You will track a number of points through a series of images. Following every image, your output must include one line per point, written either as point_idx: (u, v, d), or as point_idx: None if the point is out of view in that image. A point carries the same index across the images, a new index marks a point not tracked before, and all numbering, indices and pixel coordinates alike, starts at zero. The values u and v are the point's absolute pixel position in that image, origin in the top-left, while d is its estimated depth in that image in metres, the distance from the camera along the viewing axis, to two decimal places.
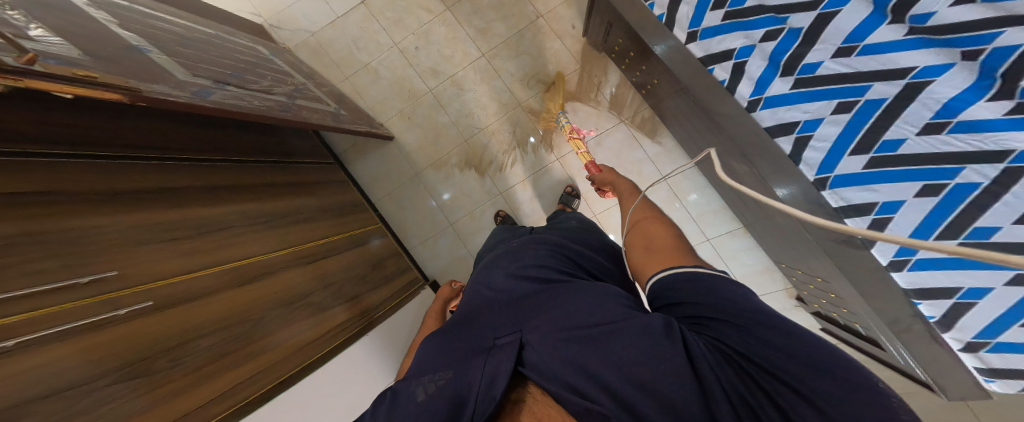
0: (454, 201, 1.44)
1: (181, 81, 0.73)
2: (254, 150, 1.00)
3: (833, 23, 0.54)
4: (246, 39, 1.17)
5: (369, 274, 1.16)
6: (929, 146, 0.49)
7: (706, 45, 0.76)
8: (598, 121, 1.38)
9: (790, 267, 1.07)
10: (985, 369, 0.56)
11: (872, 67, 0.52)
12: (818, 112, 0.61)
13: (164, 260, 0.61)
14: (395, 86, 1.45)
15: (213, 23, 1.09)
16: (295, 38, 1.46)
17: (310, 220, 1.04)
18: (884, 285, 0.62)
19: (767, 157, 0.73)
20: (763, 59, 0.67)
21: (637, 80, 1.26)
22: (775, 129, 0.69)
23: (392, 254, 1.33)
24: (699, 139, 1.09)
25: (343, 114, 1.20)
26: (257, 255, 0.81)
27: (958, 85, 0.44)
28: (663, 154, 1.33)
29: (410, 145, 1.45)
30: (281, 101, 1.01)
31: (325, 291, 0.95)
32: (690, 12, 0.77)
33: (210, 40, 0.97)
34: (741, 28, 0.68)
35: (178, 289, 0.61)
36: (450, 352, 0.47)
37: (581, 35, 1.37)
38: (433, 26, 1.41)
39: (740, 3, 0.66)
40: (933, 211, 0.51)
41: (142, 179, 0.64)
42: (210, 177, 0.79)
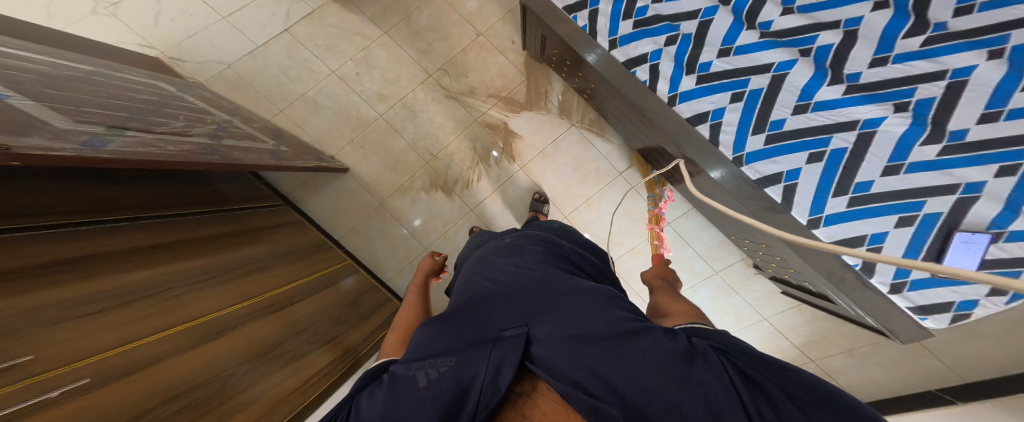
0: (426, 226, 1.35)
1: (64, 130, 0.57)
2: (185, 201, 0.82)
3: (711, 29, 0.74)
4: (142, 76, 0.98)
5: (345, 314, 1.00)
6: (805, 122, 0.68)
7: (625, 51, 0.91)
8: (552, 127, 1.45)
9: (738, 239, 1.19)
10: (914, 307, 0.72)
11: (744, 63, 0.72)
12: (720, 102, 0.78)
13: (104, 329, 0.46)
14: (340, 115, 1.34)
15: (87, 57, 0.89)
16: (205, 71, 1.28)
17: (272, 270, 0.88)
18: (818, 249, 0.78)
19: (694, 145, 0.88)
20: (671, 61, 0.83)
21: (577, 86, 1.35)
22: (693, 119, 0.84)
23: (368, 289, 1.18)
24: (640, 136, 1.20)
25: (285, 150, 1.06)
26: (214, 311, 0.65)
27: (805, 75, 0.66)
28: (614, 151, 1.44)
29: (365, 176, 1.34)
30: (205, 143, 0.85)
31: (298, 338, 0.79)
32: (607, 22, 0.91)
33: (91, 78, 0.78)
34: (648, 35, 0.85)
35: (129, 357, 0.47)
36: (453, 335, 0.41)
37: (521, 49, 1.44)
38: (371, 50, 1.36)
39: (643, 13, 0.84)
40: (822, 174, 0.69)
41: (62, 249, 0.49)
42: (136, 239, 0.62)
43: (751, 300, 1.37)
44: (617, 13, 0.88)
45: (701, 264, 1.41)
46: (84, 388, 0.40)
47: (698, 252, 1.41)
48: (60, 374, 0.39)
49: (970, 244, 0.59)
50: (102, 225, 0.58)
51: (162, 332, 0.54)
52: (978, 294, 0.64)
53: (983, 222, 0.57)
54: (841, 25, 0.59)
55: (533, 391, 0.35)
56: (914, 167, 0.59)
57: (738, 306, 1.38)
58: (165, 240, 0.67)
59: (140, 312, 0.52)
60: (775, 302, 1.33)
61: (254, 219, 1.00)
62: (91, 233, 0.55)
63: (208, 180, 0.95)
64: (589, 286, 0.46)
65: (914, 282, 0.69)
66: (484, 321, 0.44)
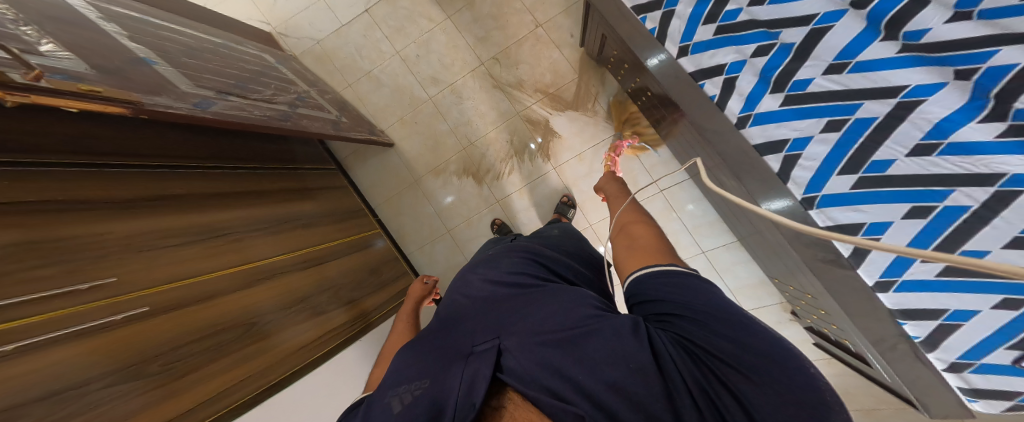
0: (455, 206, 1.46)
1: (185, 93, 0.76)
2: (261, 157, 1.02)
3: (826, 38, 0.57)
4: (254, 48, 1.20)
5: (366, 280, 1.16)
6: (919, 168, 0.51)
7: (697, 59, 0.78)
8: (595, 131, 1.40)
9: (783, 282, 1.07)
10: (967, 389, 0.58)
11: (863, 84, 0.54)
12: (808, 129, 0.63)
13: (170, 264, 0.63)
14: (397, 94, 1.47)
15: (221, 31, 1.12)
16: (301, 45, 1.49)
17: (313, 226, 1.06)
18: (873, 312, 0.64)
19: (755, 176, 0.73)
20: (754, 75, 0.69)
21: (631, 91, 1.27)
22: (764, 147, 0.70)
23: (389, 260, 1.35)
24: (692, 153, 1.09)
25: (344, 122, 1.22)
26: (259, 259, 0.82)
27: (949, 105, 0.46)
28: (659, 164, 1.35)
29: (410, 153, 1.47)
30: (283, 110, 1.03)
31: (323, 295, 0.97)
32: (681, 26, 0.79)
33: (217, 49, 0.99)
34: (732, 44, 0.71)
35: (182, 293, 0.63)
36: (427, 360, 0.46)
37: (578, 44, 1.38)
38: (434, 34, 1.43)
39: (733, 17, 0.69)
40: (919, 235, 0.54)
41: (161, 186, 0.68)
42: (216, 184, 0.81)
43: None
44: (698, 17, 0.75)
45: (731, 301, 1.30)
46: (143, 314, 0.56)
47: (729, 287, 1.29)
48: (123, 301, 0.54)
49: None
50: (196, 170, 0.78)
51: (214, 273, 0.70)
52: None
53: None
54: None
55: (510, 402, 0.37)
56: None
57: None
58: (237, 188, 0.86)
59: (201, 252, 0.69)
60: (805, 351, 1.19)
61: (311, 180, 1.20)
62: (182, 174, 0.74)
63: (283, 142, 1.16)
64: (563, 288, 0.48)
65: (983, 366, 0.55)
66: (460, 338, 0.48)
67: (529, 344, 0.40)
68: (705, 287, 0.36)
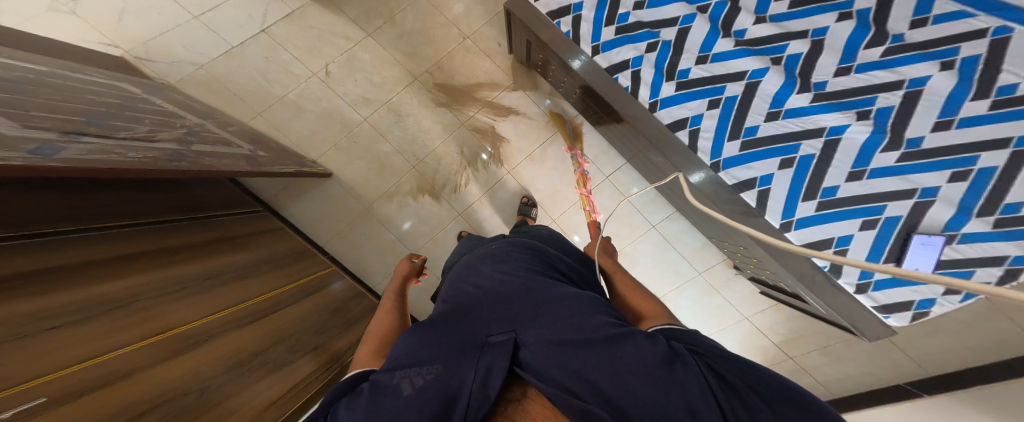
0: (415, 230, 1.33)
1: (12, 136, 0.52)
2: (162, 210, 0.78)
3: (688, 37, 0.84)
4: (104, 76, 0.92)
5: (330, 322, 0.96)
6: (775, 129, 0.77)
7: (608, 57, 0.97)
8: (539, 131, 1.46)
9: (719, 240, 1.23)
10: (879, 306, 0.77)
11: (721, 71, 0.81)
12: (698, 109, 0.85)
13: (68, 342, 0.42)
14: (323, 118, 1.30)
15: (44, 56, 0.82)
16: (176, 72, 1.21)
17: (250, 277, 0.83)
18: (784, 250, 0.84)
19: (674, 150, 0.92)
20: (651, 67, 0.90)
21: (563, 89, 1.36)
22: (672, 125, 0.90)
23: (354, 296, 1.14)
24: (626, 140, 1.21)
25: (263, 156, 1.01)
26: (187, 322, 0.60)
27: (776, 82, 0.75)
28: (600, 154, 1.46)
29: (349, 182, 1.30)
30: (174, 149, 0.80)
31: (282, 346, 0.76)
32: (591, 29, 0.97)
33: (46, 79, 0.73)
34: (630, 42, 0.92)
35: (99, 370, 0.43)
36: (439, 341, 0.40)
37: (507, 52, 1.44)
38: (355, 52, 1.33)
39: (625, 19, 0.92)
40: (793, 179, 0.76)
41: (24, 261, 0.45)
42: (95, 251, 0.56)
43: (733, 300, 1.38)
44: (600, 19, 0.95)
45: (686, 266, 1.42)
46: (52, 403, 0.36)
47: (683, 254, 1.42)
48: (32, 388, 0.35)
49: (928, 245, 0.67)
50: (66, 236, 0.54)
51: (134, 342, 0.50)
52: (936, 293, 0.70)
53: (939, 224, 0.66)
54: (808, 34, 0.71)
55: (524, 395, 0.35)
56: (876, 173, 0.68)
57: (721, 307, 1.39)
58: (125, 250, 0.62)
59: (104, 323, 0.48)
60: (755, 302, 1.34)
61: (233, 227, 0.95)
62: (47, 246, 0.50)
63: (182, 186, 0.90)
64: (575, 291, 0.46)
65: (877, 282, 0.75)
66: (470, 326, 0.43)
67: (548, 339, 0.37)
68: (702, 337, 0.38)
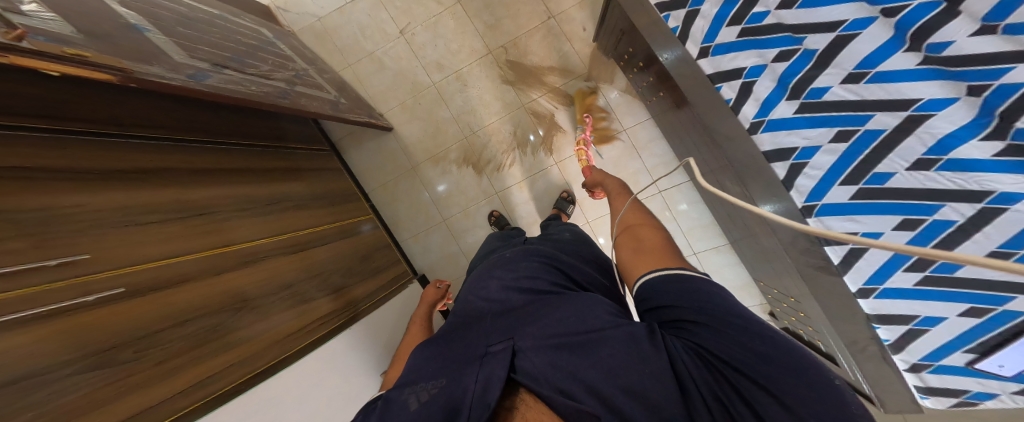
0: (449, 196, 1.45)
1: (179, 63, 0.74)
2: (253, 135, 1.02)
3: (850, 47, 0.50)
4: (251, 21, 1.17)
5: (355, 267, 1.17)
6: (916, 182, 0.50)
7: (716, 61, 0.70)
8: (600, 129, 1.37)
9: (767, 285, 1.07)
10: (923, 387, 0.60)
11: (878, 95, 0.50)
12: (817, 138, 0.59)
13: (145, 244, 0.62)
14: (399, 77, 1.43)
15: (218, 2, 1.08)
16: (300, 22, 1.45)
17: (300, 205, 1.06)
18: (848, 315, 0.64)
19: (761, 181, 0.71)
20: (772, 81, 0.62)
21: (643, 89, 1.23)
22: (772, 154, 0.66)
23: (381, 247, 1.35)
24: (698, 157, 1.08)
25: (343, 103, 1.19)
26: (246, 241, 0.83)
27: (955, 121, 0.43)
28: (660, 166, 1.32)
29: (408, 139, 1.45)
30: (281, 87, 1.00)
31: (311, 282, 0.97)
32: (705, 26, 0.71)
33: (213, 21, 0.96)
34: (754, 46, 0.63)
35: (159, 274, 0.62)
36: (442, 360, 0.47)
37: (591, 38, 1.34)
38: (442, 18, 1.39)
39: (758, 20, 0.61)
40: (908, 246, 0.54)
41: (131, 158, 0.66)
42: (200, 159, 0.80)
43: None
44: (723, 17, 0.67)
45: None
46: (119, 295, 0.56)
47: None
48: (91, 284, 0.53)
49: None
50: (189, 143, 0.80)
51: (194, 255, 0.70)
52: (1003, 391, 0.52)
53: None
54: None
55: (523, 400, 0.39)
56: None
57: None
58: (219, 164, 0.85)
59: (177, 231, 0.68)
60: None
61: (301, 160, 1.18)
62: (156, 146, 0.72)
63: (273, 120, 1.13)
64: (580, 295, 0.48)
65: (941, 367, 0.56)
66: (475, 339, 0.49)
67: (540, 346, 0.41)
68: (710, 291, 0.37)
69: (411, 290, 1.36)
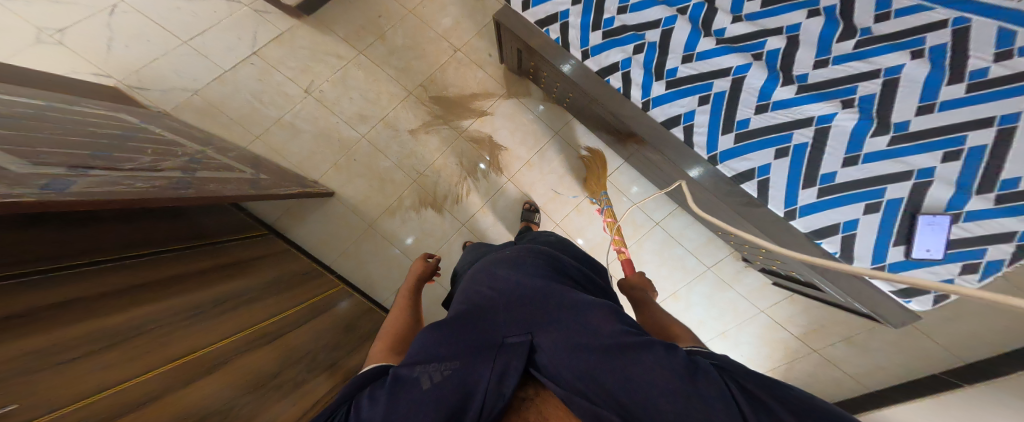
0: (419, 244, 1.33)
1: (24, 174, 0.49)
2: (169, 239, 0.76)
3: (673, 37, 0.86)
4: (100, 107, 0.90)
5: (342, 340, 0.93)
6: (767, 120, 0.80)
7: (598, 60, 1.00)
8: (537, 137, 1.48)
9: (726, 234, 1.24)
10: (898, 290, 0.78)
11: (708, 68, 0.84)
12: (689, 105, 0.89)
13: (58, 386, 0.37)
14: (319, 138, 1.29)
15: (42, 91, 0.80)
16: (169, 99, 1.19)
17: (258, 302, 0.79)
18: (799, 240, 0.85)
19: (671, 147, 0.97)
20: (640, 68, 0.93)
21: (557, 95, 1.38)
22: (667, 122, 0.94)
23: (364, 314, 1.11)
24: (622, 140, 1.24)
25: (265, 179, 1.01)
26: (212, 342, 0.61)
27: (761, 77, 0.79)
28: (597, 156, 1.49)
29: (352, 199, 1.29)
30: (176, 177, 0.78)
31: (296, 365, 0.73)
32: (578, 34, 1.00)
33: (46, 114, 0.70)
34: (617, 45, 0.95)
35: (125, 397, 0.42)
36: (456, 341, 0.40)
37: (498, 62, 1.46)
38: (348, 70, 1.33)
39: (610, 24, 0.94)
40: (789, 168, 0.80)
41: (17, 300, 0.41)
42: (108, 281, 0.55)
43: (745, 293, 1.38)
44: (586, 25, 0.98)
45: (694, 260, 1.42)
46: None
47: (688, 249, 1.43)
48: None
49: (934, 226, 0.69)
50: (86, 268, 0.54)
51: (132, 380, 0.45)
52: (952, 273, 0.72)
53: (942, 204, 0.68)
54: (784, 31, 0.75)
55: (537, 395, 0.36)
56: (869, 158, 0.72)
57: (734, 301, 1.38)
58: (133, 281, 0.59)
59: (101, 366, 0.43)
60: (768, 294, 1.35)
61: (235, 251, 0.92)
62: (49, 286, 0.47)
63: (184, 216, 0.87)
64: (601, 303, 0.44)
65: (893, 265, 0.75)
66: (485, 328, 0.43)
67: (563, 348, 0.37)
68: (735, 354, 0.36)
69: None
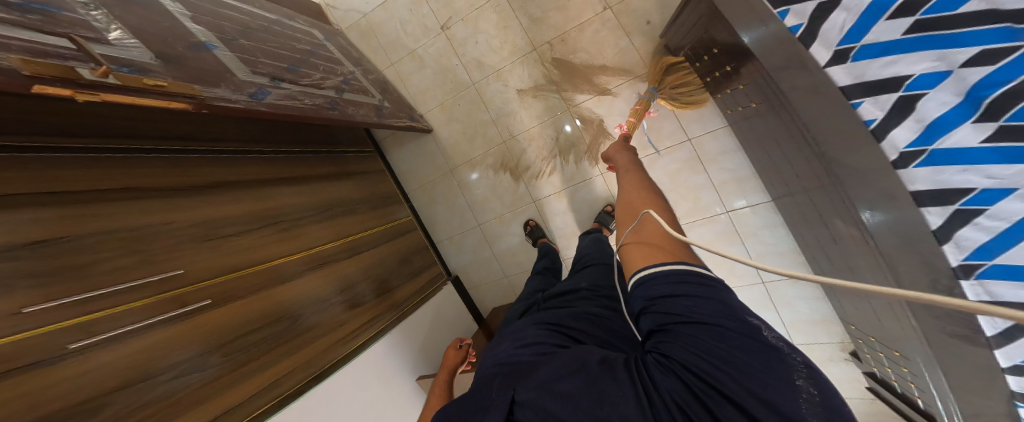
0: (485, 201, 1.46)
1: (242, 82, 0.75)
2: (300, 142, 1.17)
3: None
4: (305, 22, 1.14)
5: (397, 270, 1.34)
6: None
7: (860, 69, 0.42)
8: (659, 137, 1.19)
9: (856, 330, 0.97)
10: None
11: None
12: (1013, 179, 0.33)
13: (218, 256, 0.79)
14: (439, 76, 1.37)
15: (275, 5, 1.07)
16: (347, 19, 1.42)
17: (323, 215, 1.12)
18: (979, 366, 0.46)
19: (866, 183, 0.51)
20: (955, 95, 0.35)
21: (725, 99, 0.99)
22: (925, 195, 0.41)
23: (421, 250, 1.51)
24: (787, 169, 0.85)
25: (387, 107, 1.16)
26: (300, 251, 0.99)
27: None
28: (732, 183, 1.13)
29: (446, 141, 1.44)
30: (330, 96, 0.98)
31: (365, 283, 1.16)
32: (850, 23, 0.42)
33: (271, 27, 0.96)
34: (933, 44, 0.35)
35: (236, 288, 0.80)
36: (451, 411, 0.42)
37: (655, 31, 1.12)
38: (483, 11, 1.26)
39: (955, 4, 0.32)
40: None
41: (161, 176, 0.74)
42: (246, 170, 0.94)
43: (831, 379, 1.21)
44: (884, 7, 0.38)
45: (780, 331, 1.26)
46: (206, 305, 0.74)
47: (782, 319, 1.24)
48: (169, 299, 0.68)
49: None
50: (238, 155, 0.94)
51: (268, 263, 0.89)
52: None
53: None
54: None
55: None
56: None
57: None
58: (261, 176, 0.98)
59: (235, 247, 0.83)
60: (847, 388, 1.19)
61: (328, 164, 1.25)
62: (184, 164, 0.80)
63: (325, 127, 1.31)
64: (586, 346, 0.41)
65: None
66: (480, 393, 0.43)
67: (532, 399, 0.35)
68: (689, 298, 0.33)
69: (444, 292, 1.49)
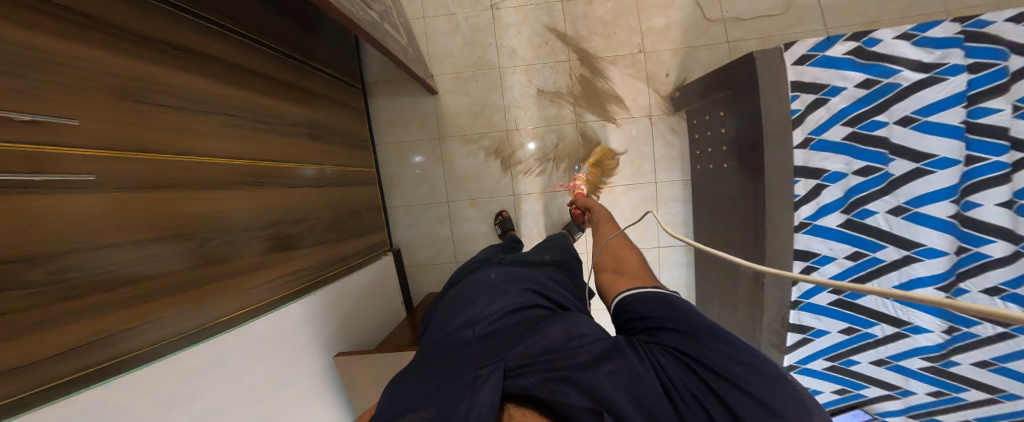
0: (463, 181, 1.40)
1: None
2: (293, 44, 0.93)
3: (911, 183, 0.69)
4: None
5: (345, 223, 1.13)
6: (875, 304, 0.70)
7: (809, 156, 0.86)
8: (636, 173, 1.37)
9: None
10: None
11: (902, 233, 0.69)
12: (836, 252, 0.82)
13: (122, 125, 0.50)
14: (468, 48, 1.32)
15: None
16: None
17: (292, 133, 0.90)
18: None
19: (778, 248, 0.89)
20: (841, 191, 0.81)
21: (701, 153, 1.24)
22: (800, 252, 0.88)
23: (372, 207, 1.31)
24: (722, 219, 1.14)
25: (410, 53, 1.04)
26: (244, 158, 0.73)
27: (932, 268, 0.64)
28: (671, 225, 1.39)
29: (449, 110, 1.35)
30: (373, 20, 0.84)
31: (307, 227, 0.92)
32: (823, 118, 0.85)
33: None
34: (848, 154, 0.80)
35: (70, 167, 0.44)
36: (431, 380, 0.37)
37: (669, 85, 1.33)
38: (539, 10, 1.29)
39: (873, 127, 0.76)
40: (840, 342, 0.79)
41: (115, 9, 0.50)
42: (224, 50, 0.70)
43: None
44: (845, 115, 0.82)
45: None
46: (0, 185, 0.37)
47: None
48: None
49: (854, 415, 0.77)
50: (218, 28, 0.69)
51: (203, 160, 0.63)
52: (826, 388, 0.83)
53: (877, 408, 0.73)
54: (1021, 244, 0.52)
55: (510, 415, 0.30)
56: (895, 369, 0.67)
57: None
58: (238, 62, 0.73)
59: (160, 125, 0.56)
60: None
61: (315, 82, 1.02)
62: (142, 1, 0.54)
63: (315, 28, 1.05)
64: (586, 323, 0.39)
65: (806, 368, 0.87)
66: (461, 359, 0.38)
67: (531, 362, 0.34)
68: (687, 309, 0.35)
69: (383, 261, 1.31)
